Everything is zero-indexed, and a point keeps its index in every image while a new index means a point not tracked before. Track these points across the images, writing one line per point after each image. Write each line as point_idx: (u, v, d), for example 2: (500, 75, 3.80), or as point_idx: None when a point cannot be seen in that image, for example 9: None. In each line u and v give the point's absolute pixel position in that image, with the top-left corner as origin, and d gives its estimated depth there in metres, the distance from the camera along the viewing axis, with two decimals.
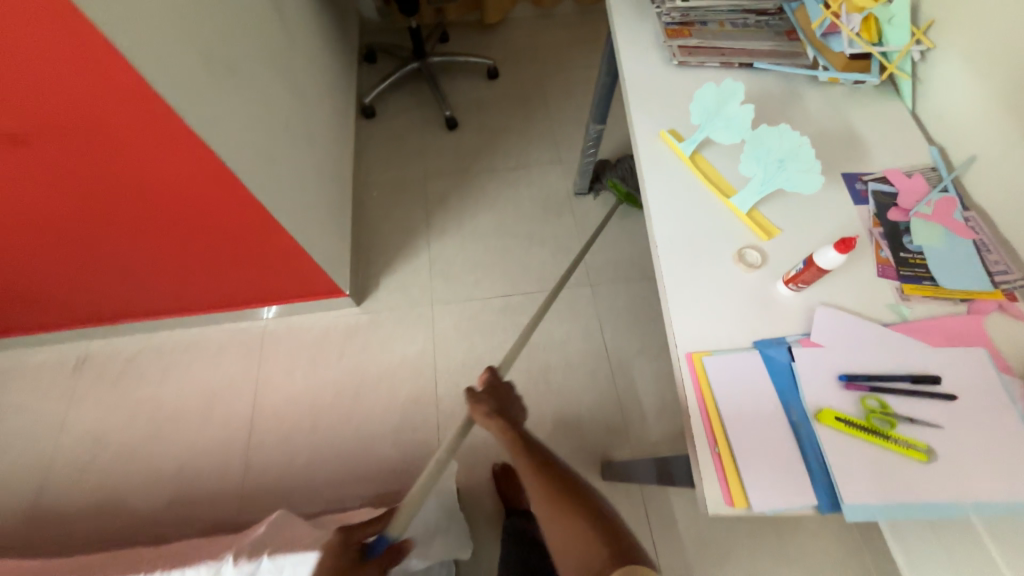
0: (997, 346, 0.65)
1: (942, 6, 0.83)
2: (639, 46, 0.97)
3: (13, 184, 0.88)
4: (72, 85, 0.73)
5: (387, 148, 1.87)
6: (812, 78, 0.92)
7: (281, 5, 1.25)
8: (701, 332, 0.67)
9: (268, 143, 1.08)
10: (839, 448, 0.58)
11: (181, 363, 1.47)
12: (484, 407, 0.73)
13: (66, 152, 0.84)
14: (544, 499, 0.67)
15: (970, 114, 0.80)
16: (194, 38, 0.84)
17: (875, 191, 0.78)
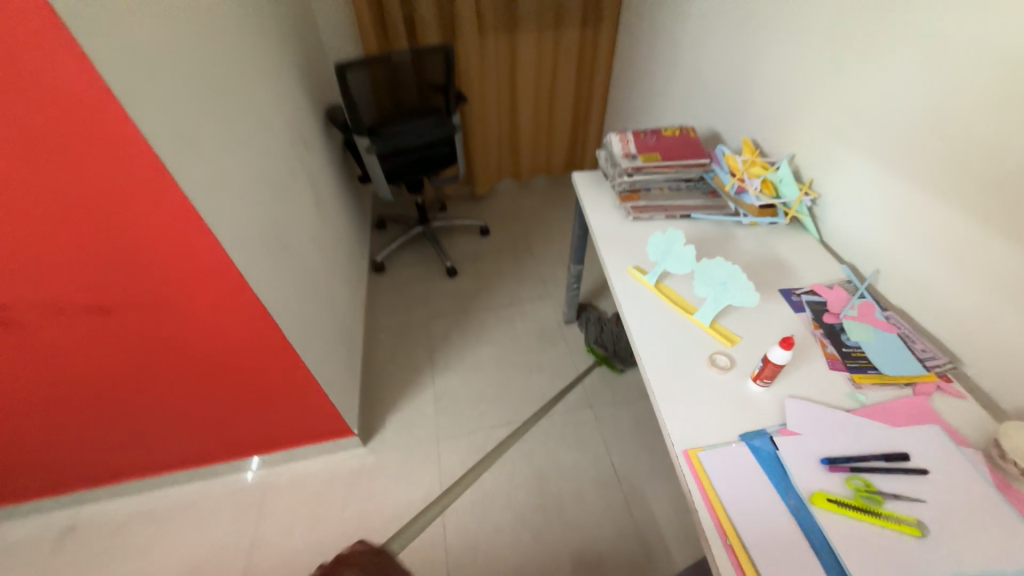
0: (947, 421, 0.75)
1: (814, 169, 1.12)
2: (602, 209, 1.27)
3: (70, 348, 0.98)
4: (161, 264, 0.89)
5: (395, 297, 2.10)
6: (738, 222, 1.18)
7: (318, 195, 1.60)
8: (692, 430, 0.76)
9: (300, 298, 1.27)
10: (840, 532, 0.63)
11: (174, 525, 1.39)
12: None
13: (133, 317, 0.97)
14: None
15: (856, 240, 1.05)
16: (259, 226, 1.09)
17: (808, 301, 0.97)
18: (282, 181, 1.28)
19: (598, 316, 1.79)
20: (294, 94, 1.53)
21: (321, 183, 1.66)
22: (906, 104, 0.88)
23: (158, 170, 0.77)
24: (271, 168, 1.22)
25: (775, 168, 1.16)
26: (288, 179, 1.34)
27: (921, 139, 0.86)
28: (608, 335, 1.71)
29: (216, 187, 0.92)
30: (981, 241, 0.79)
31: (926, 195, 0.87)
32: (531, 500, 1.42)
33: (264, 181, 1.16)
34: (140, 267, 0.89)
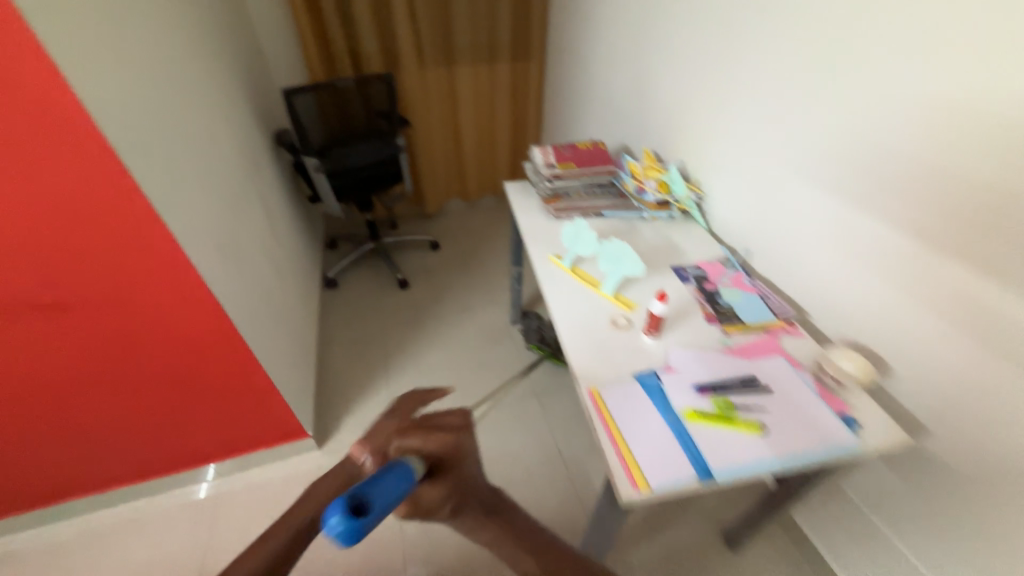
0: (789, 353, 0.96)
1: (700, 173, 1.38)
2: (529, 211, 1.46)
3: (18, 352, 1.01)
4: (116, 260, 0.97)
5: (348, 309, 2.17)
6: (641, 217, 1.41)
7: (269, 210, 1.69)
8: (596, 374, 0.92)
9: (252, 301, 1.34)
10: (702, 434, 0.79)
11: (121, 542, 1.38)
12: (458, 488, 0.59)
13: (87, 317, 1.02)
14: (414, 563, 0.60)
15: (731, 225, 1.31)
16: (212, 231, 1.18)
17: (693, 274, 1.18)
18: (234, 193, 1.38)
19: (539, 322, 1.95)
20: (244, 118, 1.64)
21: (272, 199, 1.75)
22: (762, 112, 1.12)
23: (119, 171, 0.88)
24: (222, 180, 1.32)
25: (667, 172, 1.42)
26: (240, 192, 1.44)
27: (778, 138, 1.10)
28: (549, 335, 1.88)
29: (171, 190, 1.02)
30: (821, 215, 1.03)
31: (783, 182, 1.11)
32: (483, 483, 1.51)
33: (217, 191, 1.26)
34: (97, 264, 0.96)
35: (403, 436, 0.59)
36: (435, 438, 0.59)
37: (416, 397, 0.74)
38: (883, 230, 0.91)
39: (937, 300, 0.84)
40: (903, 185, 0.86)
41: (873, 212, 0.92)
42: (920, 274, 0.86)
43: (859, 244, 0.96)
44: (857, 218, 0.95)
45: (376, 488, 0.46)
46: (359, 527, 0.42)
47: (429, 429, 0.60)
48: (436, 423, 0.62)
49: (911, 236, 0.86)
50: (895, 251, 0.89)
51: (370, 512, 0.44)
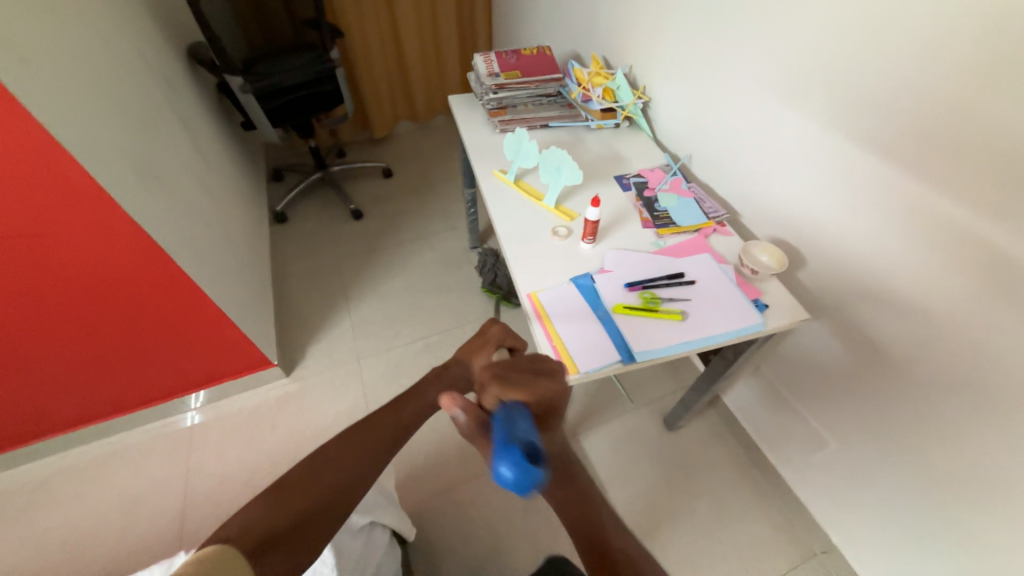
0: (715, 250, 1.03)
1: (646, 77, 1.35)
2: (475, 125, 1.41)
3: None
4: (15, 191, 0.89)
5: (302, 242, 2.12)
6: (588, 126, 1.38)
7: (194, 135, 1.56)
8: (535, 281, 0.96)
9: (190, 233, 1.29)
10: (629, 325, 0.87)
11: (101, 473, 1.43)
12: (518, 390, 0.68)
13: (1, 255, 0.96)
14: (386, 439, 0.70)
15: (675, 132, 1.31)
16: (127, 157, 1.09)
17: (634, 182, 1.20)
18: (147, 114, 1.26)
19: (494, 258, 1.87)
20: (147, 27, 1.44)
21: (197, 124, 1.61)
22: (707, 2, 1.08)
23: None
24: (129, 98, 1.19)
25: (613, 78, 1.37)
26: (155, 114, 1.31)
27: (721, 32, 1.07)
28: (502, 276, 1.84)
29: (66, 108, 0.92)
30: (758, 114, 1.04)
31: (724, 81, 1.10)
32: None
33: (126, 111, 1.15)
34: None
35: (504, 389, 0.67)
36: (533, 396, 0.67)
37: (502, 332, 0.92)
38: (808, 127, 0.94)
39: (848, 191, 0.91)
40: (831, 78, 0.87)
41: (802, 109, 0.94)
42: (837, 167, 0.91)
43: (788, 142, 0.99)
44: (789, 116, 0.97)
45: (526, 437, 0.59)
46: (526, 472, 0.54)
47: (527, 383, 0.68)
48: (536, 377, 0.71)
49: (832, 130, 0.90)
50: (818, 145, 0.93)
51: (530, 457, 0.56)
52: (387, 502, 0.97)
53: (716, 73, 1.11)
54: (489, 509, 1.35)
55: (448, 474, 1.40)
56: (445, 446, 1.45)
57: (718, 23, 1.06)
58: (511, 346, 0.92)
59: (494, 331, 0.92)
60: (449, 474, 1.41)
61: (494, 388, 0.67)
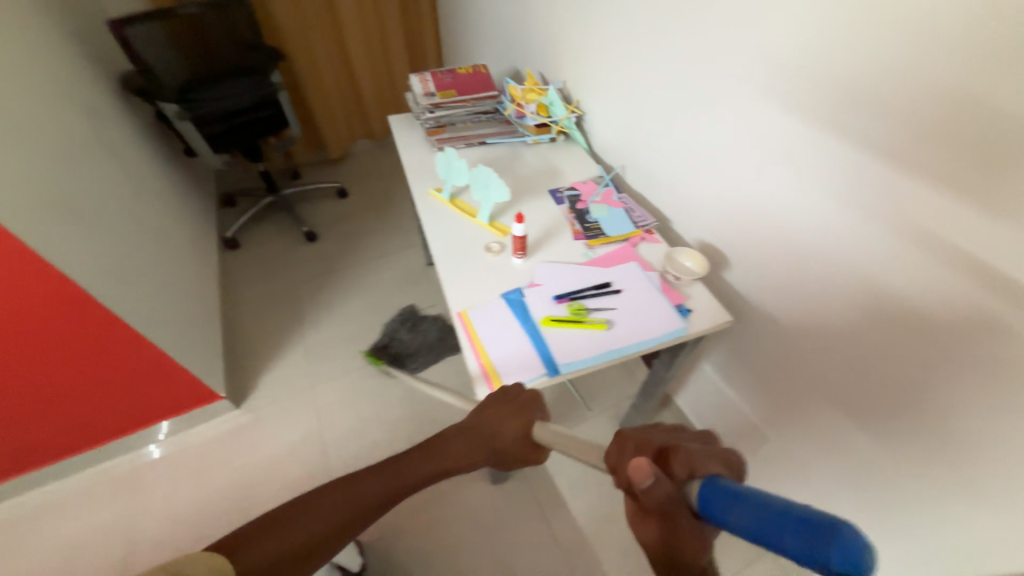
0: (643, 258, 1.05)
1: (579, 93, 1.40)
2: (414, 144, 1.41)
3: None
4: None
5: (254, 268, 2.07)
6: (525, 142, 1.41)
7: (129, 167, 1.52)
8: (467, 299, 0.97)
9: (122, 269, 1.26)
10: (556, 338, 0.88)
11: (36, 525, 1.35)
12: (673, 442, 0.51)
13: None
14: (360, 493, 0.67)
15: (609, 144, 1.36)
16: (47, 196, 1.06)
17: (568, 195, 1.23)
18: (72, 150, 1.23)
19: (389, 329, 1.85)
20: (72, 60, 1.40)
21: (132, 155, 1.57)
22: (626, 22, 1.13)
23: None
24: (50, 135, 1.16)
25: (546, 94, 1.41)
26: (81, 149, 1.28)
27: (640, 49, 1.12)
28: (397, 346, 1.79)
29: None
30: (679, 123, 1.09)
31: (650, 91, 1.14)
32: (405, 414, 1.60)
33: (46, 148, 1.12)
34: None
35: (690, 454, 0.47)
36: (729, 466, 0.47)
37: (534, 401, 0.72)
38: (722, 134, 0.98)
39: (759, 195, 0.95)
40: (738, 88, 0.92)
41: (715, 117, 0.99)
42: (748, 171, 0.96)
43: (706, 149, 1.04)
44: (705, 124, 1.02)
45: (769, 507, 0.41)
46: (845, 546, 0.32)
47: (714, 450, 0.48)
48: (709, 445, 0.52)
49: (741, 137, 0.95)
50: (732, 151, 0.98)
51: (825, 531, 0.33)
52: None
53: (643, 84, 1.15)
54: (447, 529, 1.33)
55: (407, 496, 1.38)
56: None
57: (642, 38, 1.11)
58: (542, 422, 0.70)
59: (520, 397, 0.73)
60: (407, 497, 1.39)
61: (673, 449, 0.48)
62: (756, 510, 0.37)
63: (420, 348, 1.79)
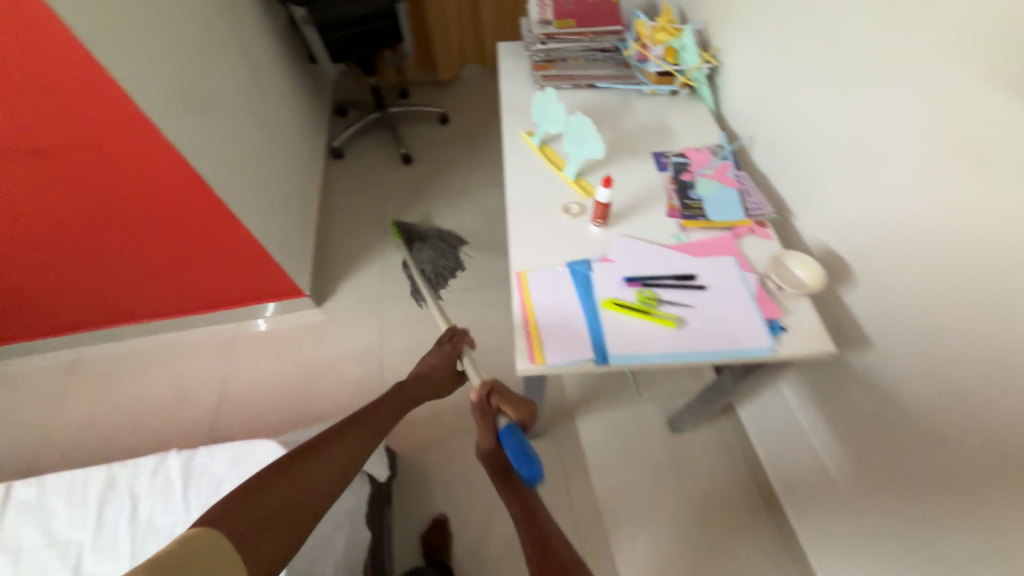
0: (744, 254, 0.89)
1: (721, 39, 1.17)
2: (516, 77, 1.30)
3: (24, 190, 1.13)
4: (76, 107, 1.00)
5: (352, 180, 2.18)
6: (639, 91, 1.23)
7: (256, 66, 1.62)
8: (530, 260, 0.91)
9: (236, 163, 1.38)
10: (615, 324, 0.80)
11: (161, 361, 1.68)
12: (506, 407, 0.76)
13: (66, 159, 1.09)
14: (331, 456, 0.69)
15: (743, 108, 1.13)
16: (180, 86, 1.17)
17: (675, 162, 1.06)
18: (208, 44, 1.32)
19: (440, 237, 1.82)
20: None
21: (259, 54, 1.66)
22: None
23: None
24: (191, 27, 1.25)
25: (680, 36, 1.19)
26: (216, 43, 1.37)
27: None
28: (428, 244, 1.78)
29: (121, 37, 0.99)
30: (856, 86, 0.83)
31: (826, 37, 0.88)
32: None
33: (184, 39, 1.21)
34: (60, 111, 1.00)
35: (505, 401, 0.76)
36: (525, 414, 0.76)
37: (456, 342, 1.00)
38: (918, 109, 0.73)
39: (949, 197, 0.71)
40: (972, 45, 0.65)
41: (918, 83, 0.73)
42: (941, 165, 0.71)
43: (886, 127, 0.79)
44: (889, 96, 0.76)
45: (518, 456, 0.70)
46: (533, 470, 0.67)
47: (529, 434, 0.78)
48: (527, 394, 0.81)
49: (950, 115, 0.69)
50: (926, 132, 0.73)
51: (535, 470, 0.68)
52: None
53: (817, 29, 0.89)
54: (472, 466, 1.40)
55: (442, 425, 1.46)
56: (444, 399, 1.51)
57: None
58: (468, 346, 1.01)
59: (447, 344, 1.00)
60: (442, 425, 1.46)
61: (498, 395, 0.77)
62: (518, 447, 0.70)
63: (435, 236, 1.83)
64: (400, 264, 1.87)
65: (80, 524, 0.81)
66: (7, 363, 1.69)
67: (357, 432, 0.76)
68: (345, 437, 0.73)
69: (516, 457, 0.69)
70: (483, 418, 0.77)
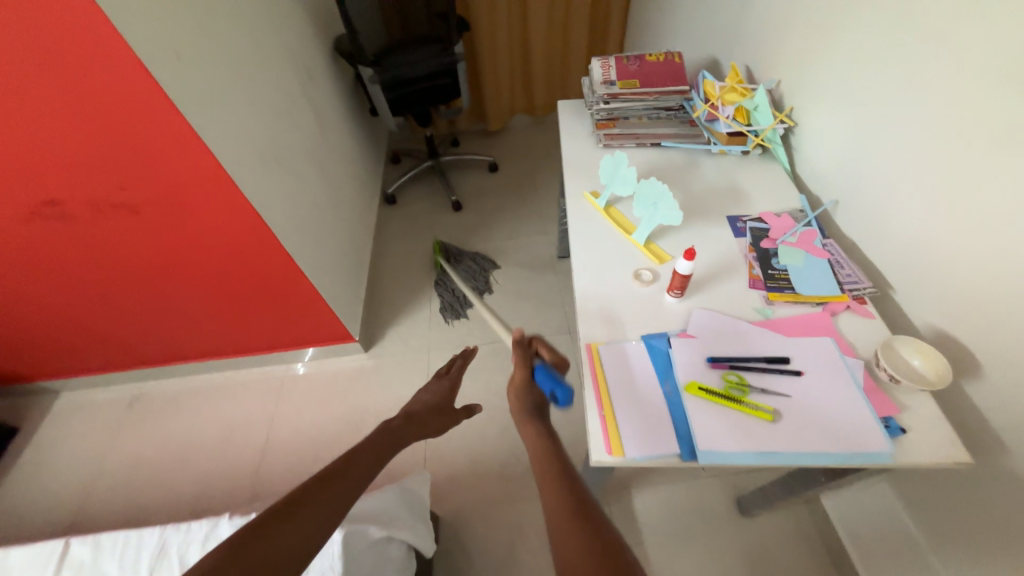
0: (843, 335, 0.80)
1: (796, 99, 1.12)
2: (578, 135, 1.30)
3: (110, 239, 1.20)
4: (166, 168, 1.07)
5: (403, 226, 2.23)
6: (708, 151, 1.20)
7: (323, 122, 1.71)
8: (600, 331, 0.85)
9: (300, 215, 1.44)
10: (701, 412, 0.72)
11: (212, 400, 1.71)
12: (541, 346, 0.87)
13: (151, 212, 1.16)
14: (330, 492, 0.66)
15: (824, 170, 1.07)
16: (258, 146, 1.24)
17: (752, 227, 0.99)
18: (283, 105, 1.41)
19: (474, 262, 2.00)
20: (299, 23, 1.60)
21: (327, 111, 1.77)
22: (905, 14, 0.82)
23: (141, 73, 0.90)
24: (270, 91, 1.34)
25: (752, 96, 1.15)
26: (291, 104, 1.46)
27: (919, 52, 0.81)
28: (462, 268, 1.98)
29: (212, 106, 1.07)
30: (970, 157, 0.75)
31: (928, 104, 0.81)
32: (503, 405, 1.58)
33: (264, 103, 1.29)
34: (153, 171, 1.07)
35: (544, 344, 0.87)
36: (560, 358, 0.85)
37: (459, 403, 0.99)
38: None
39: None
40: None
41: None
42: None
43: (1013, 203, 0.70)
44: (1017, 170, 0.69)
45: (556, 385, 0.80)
46: (562, 392, 0.79)
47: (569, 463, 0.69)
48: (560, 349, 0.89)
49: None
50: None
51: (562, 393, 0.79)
52: (409, 513, 0.98)
53: (914, 95, 0.83)
54: (518, 538, 1.30)
55: (487, 489, 1.38)
56: (489, 458, 1.43)
57: (933, 31, 0.79)
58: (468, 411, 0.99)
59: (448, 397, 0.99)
60: (487, 489, 1.38)
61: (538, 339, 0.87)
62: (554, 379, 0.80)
63: (470, 259, 2.01)
64: (448, 311, 1.86)
65: None
66: (74, 395, 1.77)
67: (343, 479, 0.69)
68: (329, 487, 0.66)
69: (548, 382, 0.81)
70: (523, 355, 0.85)
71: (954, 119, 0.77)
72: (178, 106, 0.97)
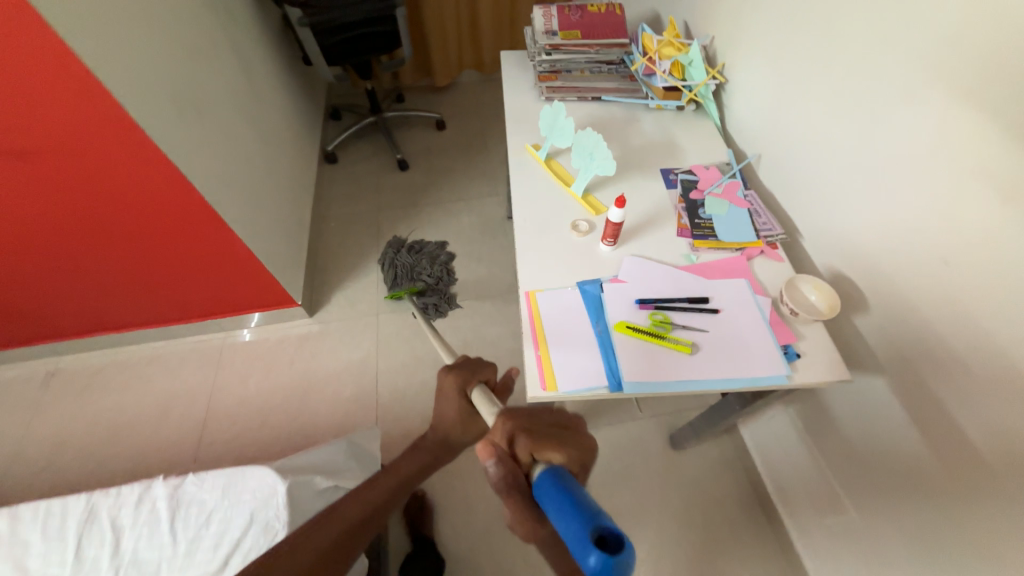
0: (757, 277, 0.88)
1: (727, 55, 1.15)
2: (520, 88, 1.27)
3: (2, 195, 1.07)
4: (62, 115, 0.95)
5: (345, 186, 2.13)
6: (645, 106, 1.22)
7: (250, 69, 1.57)
8: (538, 279, 0.88)
9: (227, 170, 1.33)
10: (628, 348, 0.78)
11: (143, 373, 1.60)
12: (535, 446, 0.56)
13: (49, 164, 1.03)
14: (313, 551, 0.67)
15: (750, 126, 1.13)
16: (171, 92, 1.12)
17: (683, 179, 1.04)
18: (201, 47, 1.27)
19: (393, 256, 1.85)
20: None
21: (253, 57, 1.61)
22: None
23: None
24: (183, 29, 1.20)
25: (687, 51, 1.18)
26: (209, 47, 1.32)
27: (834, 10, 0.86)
28: (404, 270, 1.82)
29: (113, 44, 0.95)
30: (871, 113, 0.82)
31: (839, 61, 0.87)
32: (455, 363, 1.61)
33: (175, 43, 1.16)
34: (46, 118, 0.95)
35: (537, 447, 0.56)
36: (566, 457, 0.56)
37: (461, 381, 0.78)
38: (937, 139, 0.73)
39: (971, 229, 0.70)
40: (997, 78, 0.65)
41: (936, 112, 0.72)
42: (962, 197, 0.71)
43: (900, 155, 0.79)
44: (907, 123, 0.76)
45: (579, 518, 0.44)
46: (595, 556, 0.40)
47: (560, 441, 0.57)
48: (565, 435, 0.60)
49: (975, 147, 0.69)
50: (948, 163, 0.72)
51: (610, 541, 0.41)
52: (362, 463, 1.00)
53: (829, 53, 0.89)
54: (470, 485, 1.36)
55: None
56: None
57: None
58: (477, 386, 0.76)
59: (449, 381, 0.78)
60: None
61: (524, 442, 0.57)
62: (569, 516, 0.45)
63: (397, 264, 1.83)
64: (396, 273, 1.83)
65: (57, 560, 0.76)
66: None
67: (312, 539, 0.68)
68: (303, 546, 0.66)
69: (570, 532, 0.44)
70: (516, 480, 0.56)
71: (856, 77, 0.84)
72: (68, 42, 0.85)
